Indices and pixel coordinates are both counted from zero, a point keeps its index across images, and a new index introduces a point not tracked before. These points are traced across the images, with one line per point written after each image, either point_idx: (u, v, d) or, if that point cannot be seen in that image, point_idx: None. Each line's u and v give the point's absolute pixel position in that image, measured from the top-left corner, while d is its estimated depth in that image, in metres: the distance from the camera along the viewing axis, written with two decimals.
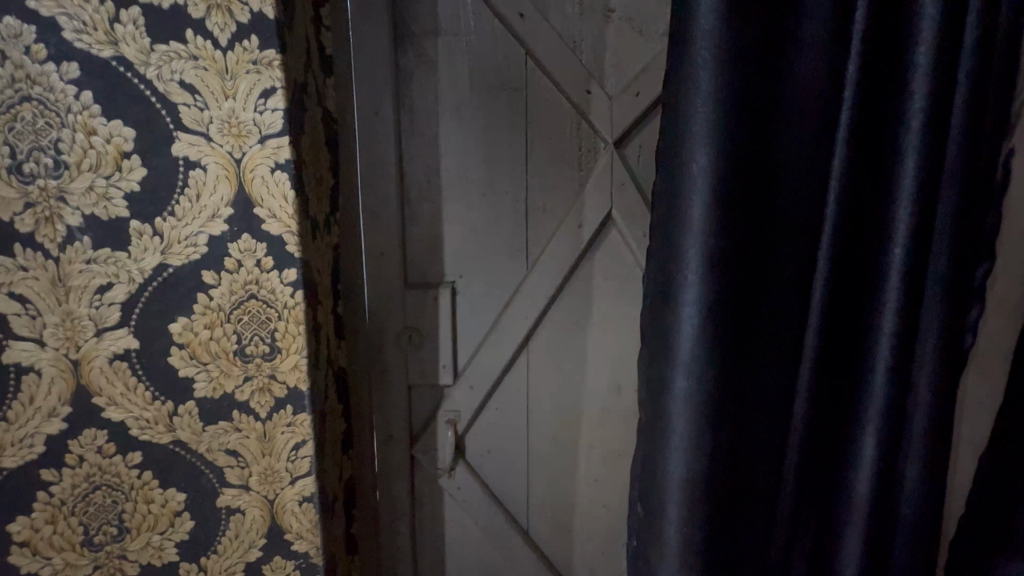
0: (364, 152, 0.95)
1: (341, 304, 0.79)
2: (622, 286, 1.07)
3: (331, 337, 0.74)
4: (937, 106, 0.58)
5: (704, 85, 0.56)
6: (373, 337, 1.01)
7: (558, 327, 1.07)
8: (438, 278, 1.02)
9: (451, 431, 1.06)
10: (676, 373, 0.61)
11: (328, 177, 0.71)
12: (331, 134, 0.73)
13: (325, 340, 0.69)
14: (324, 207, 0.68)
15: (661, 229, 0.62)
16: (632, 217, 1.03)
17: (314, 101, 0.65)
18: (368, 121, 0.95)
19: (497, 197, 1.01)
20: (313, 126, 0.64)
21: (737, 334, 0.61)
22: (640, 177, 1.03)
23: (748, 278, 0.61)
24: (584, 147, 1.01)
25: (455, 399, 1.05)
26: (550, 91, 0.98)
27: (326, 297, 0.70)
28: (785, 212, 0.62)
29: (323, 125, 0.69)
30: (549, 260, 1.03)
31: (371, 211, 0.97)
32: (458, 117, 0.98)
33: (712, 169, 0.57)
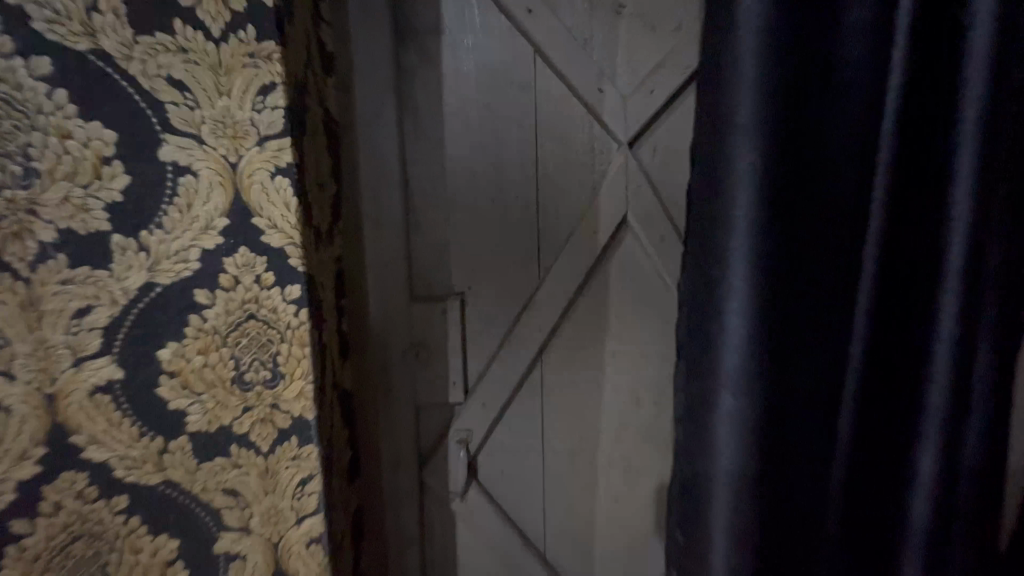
0: (365, 158, 0.90)
1: (346, 320, 0.74)
2: (640, 293, 1.03)
3: (336, 357, 0.68)
4: (998, 95, 0.54)
5: (748, 74, 0.51)
6: (379, 354, 0.94)
7: (572, 337, 1.03)
8: (447, 289, 0.96)
9: (463, 451, 0.99)
10: (722, 389, 0.56)
11: (330, 183, 0.66)
12: (333, 137, 0.67)
13: (330, 358, 0.63)
14: (326, 217, 0.63)
15: (700, 235, 0.57)
16: (648, 221, 0.99)
17: (316, 103, 0.60)
18: (369, 124, 0.89)
19: (509, 202, 0.96)
20: (315, 128, 0.59)
21: (788, 342, 0.56)
22: (657, 179, 0.99)
23: (799, 281, 0.56)
24: (597, 149, 0.97)
25: (468, 418, 0.99)
26: (561, 92, 0.95)
27: (330, 314, 0.64)
28: (833, 208, 0.57)
29: (325, 128, 0.64)
30: (564, 268, 0.99)
31: (374, 219, 0.91)
32: (467, 120, 0.93)
33: (758, 166, 0.52)
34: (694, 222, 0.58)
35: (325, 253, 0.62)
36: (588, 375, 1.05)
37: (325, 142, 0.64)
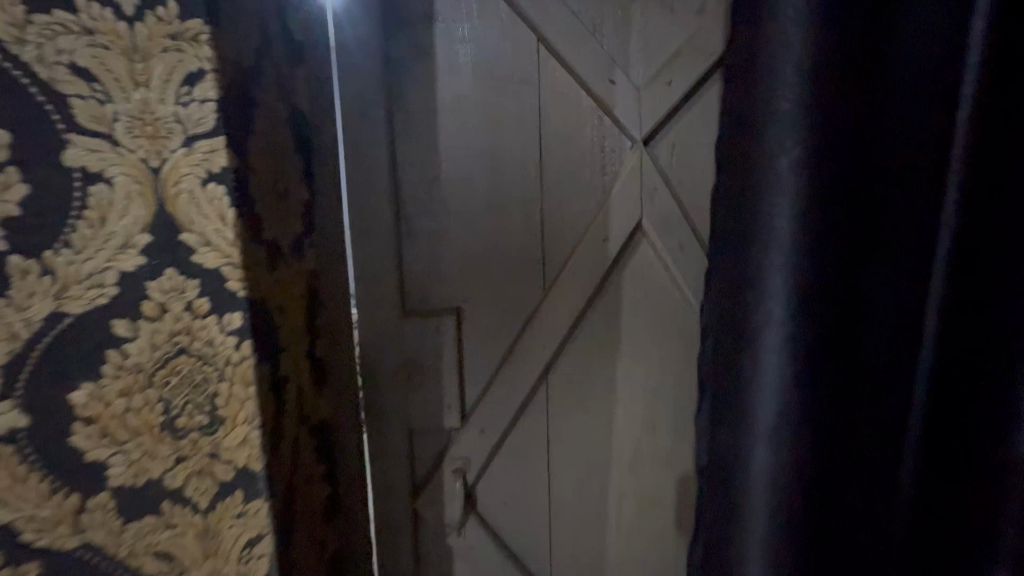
0: (351, 162, 0.82)
1: (319, 342, 0.65)
2: (656, 306, 0.94)
3: (305, 386, 0.60)
4: None
5: (790, 65, 0.44)
6: (368, 375, 0.86)
7: (581, 355, 0.93)
8: (440, 303, 0.87)
9: (459, 482, 0.91)
10: (755, 433, 0.48)
11: (297, 189, 0.57)
12: (302, 139, 0.59)
13: (292, 390, 0.55)
14: (286, 228, 0.54)
15: (731, 252, 0.50)
16: (665, 226, 0.91)
17: (274, 98, 0.52)
18: (355, 123, 0.81)
19: (509, 208, 0.88)
20: (271, 127, 0.51)
21: (834, 376, 0.47)
22: (674, 181, 0.91)
23: (845, 303, 0.47)
24: (607, 148, 0.89)
25: (464, 444, 0.90)
26: (567, 86, 0.86)
27: (295, 339, 0.56)
28: (879, 216, 0.50)
29: (289, 129, 0.56)
30: (571, 280, 0.90)
31: (361, 228, 0.83)
32: (463, 119, 0.85)
33: (801, 172, 0.45)
34: (725, 237, 0.52)
35: (286, 269, 0.54)
36: (598, 397, 0.95)
37: (288, 142, 0.55)
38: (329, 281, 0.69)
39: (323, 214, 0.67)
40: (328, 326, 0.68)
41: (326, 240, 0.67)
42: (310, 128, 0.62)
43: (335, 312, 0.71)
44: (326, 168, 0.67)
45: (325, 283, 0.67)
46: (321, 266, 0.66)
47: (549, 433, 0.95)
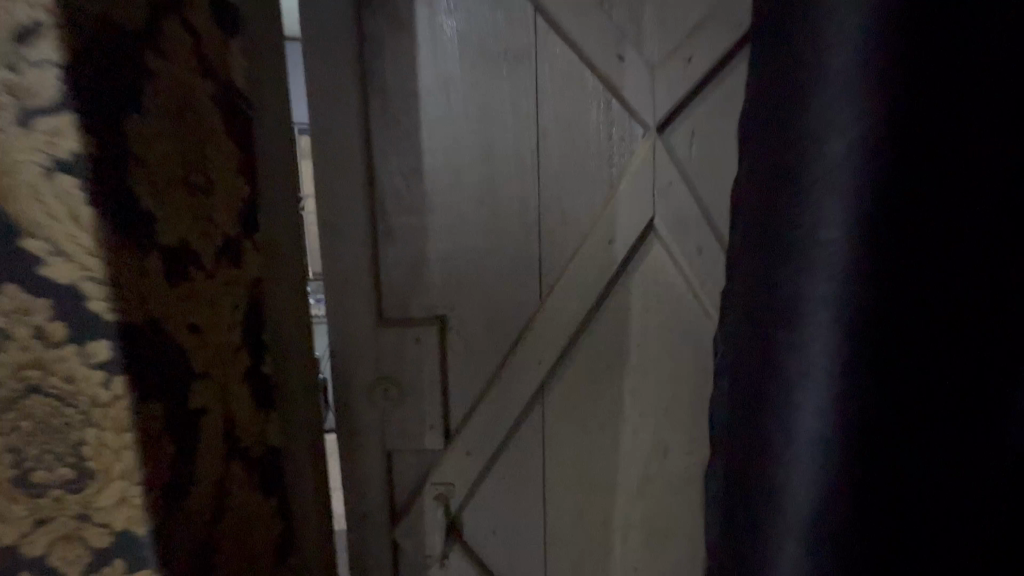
0: (320, 152, 0.72)
1: (263, 363, 0.56)
2: (669, 318, 0.82)
3: (240, 414, 0.51)
4: None
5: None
6: (340, 392, 0.77)
7: (582, 371, 0.82)
8: (422, 312, 0.78)
9: (442, 510, 0.81)
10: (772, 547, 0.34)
11: (226, 183, 0.48)
12: (236, 124, 0.50)
13: (218, 423, 0.46)
14: (207, 231, 0.45)
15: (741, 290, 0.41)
16: (682, 226, 0.78)
17: (188, 72, 0.42)
18: (324, 108, 0.71)
19: (500, 205, 0.77)
20: (183, 107, 0.42)
21: (885, 424, 0.32)
22: (693, 174, 0.79)
23: (905, 318, 0.31)
24: (614, 135, 0.77)
25: (448, 470, 0.81)
26: (568, 64, 0.75)
27: (222, 362, 0.47)
28: (971, 187, 0.33)
29: (214, 111, 0.47)
30: (570, 288, 0.78)
31: (332, 227, 0.74)
32: (448, 102, 0.74)
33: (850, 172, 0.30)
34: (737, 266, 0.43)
35: (208, 281, 0.45)
36: (602, 419, 0.84)
37: (216, 129, 0.47)
38: (277, 291, 0.59)
39: (267, 213, 0.57)
40: (276, 342, 0.59)
41: (273, 243, 0.58)
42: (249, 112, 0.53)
43: (288, 329, 0.61)
44: (277, 159, 0.57)
45: (270, 293, 0.58)
46: (265, 274, 0.57)
47: (544, 459, 0.84)
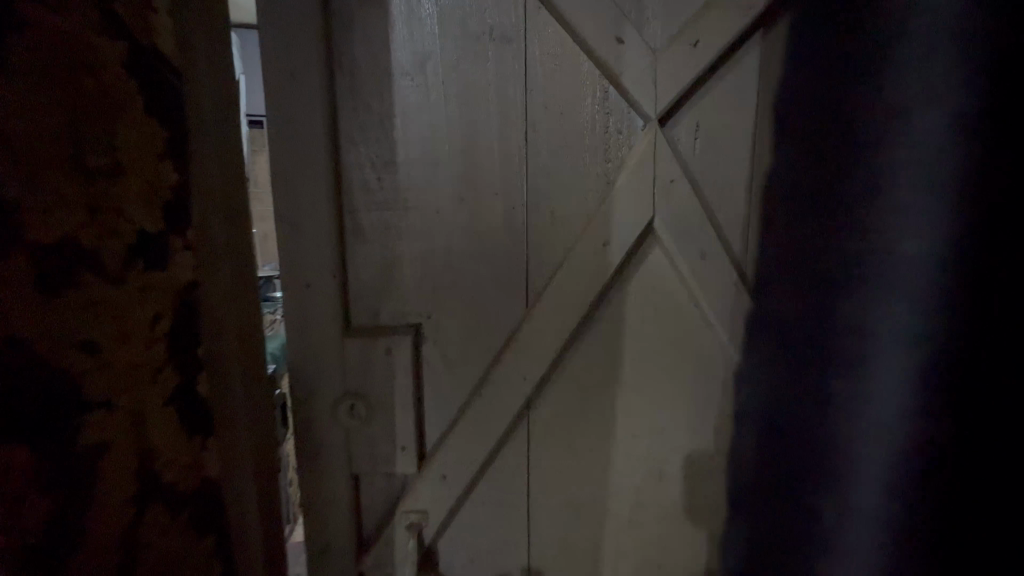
0: (278, 139, 0.64)
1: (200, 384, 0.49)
2: (668, 329, 0.75)
3: (166, 446, 0.44)
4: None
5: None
6: (301, 408, 0.69)
7: (572, 387, 0.75)
8: (394, 320, 0.70)
9: (415, 539, 0.73)
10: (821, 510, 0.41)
11: (145, 179, 0.41)
12: (168, 117, 0.44)
13: (123, 456, 0.39)
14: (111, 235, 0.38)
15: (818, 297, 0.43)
16: (684, 229, 0.71)
17: (97, 51, 0.37)
18: (283, 89, 0.63)
19: (483, 202, 0.69)
20: (68, 80, 0.35)
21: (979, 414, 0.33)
22: (696, 173, 0.72)
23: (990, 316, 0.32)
24: (612, 128, 0.69)
25: (423, 495, 0.73)
26: (561, 47, 0.67)
27: (134, 385, 0.40)
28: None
29: (135, 98, 0.40)
30: (560, 296, 0.71)
31: (292, 224, 0.65)
32: (426, 86, 0.66)
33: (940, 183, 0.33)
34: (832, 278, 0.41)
35: (110, 288, 0.38)
36: (593, 439, 0.77)
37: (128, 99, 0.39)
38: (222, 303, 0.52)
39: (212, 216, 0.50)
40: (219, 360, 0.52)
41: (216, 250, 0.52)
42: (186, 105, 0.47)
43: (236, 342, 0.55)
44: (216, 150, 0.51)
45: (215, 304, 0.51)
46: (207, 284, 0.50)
47: (529, 482, 0.76)
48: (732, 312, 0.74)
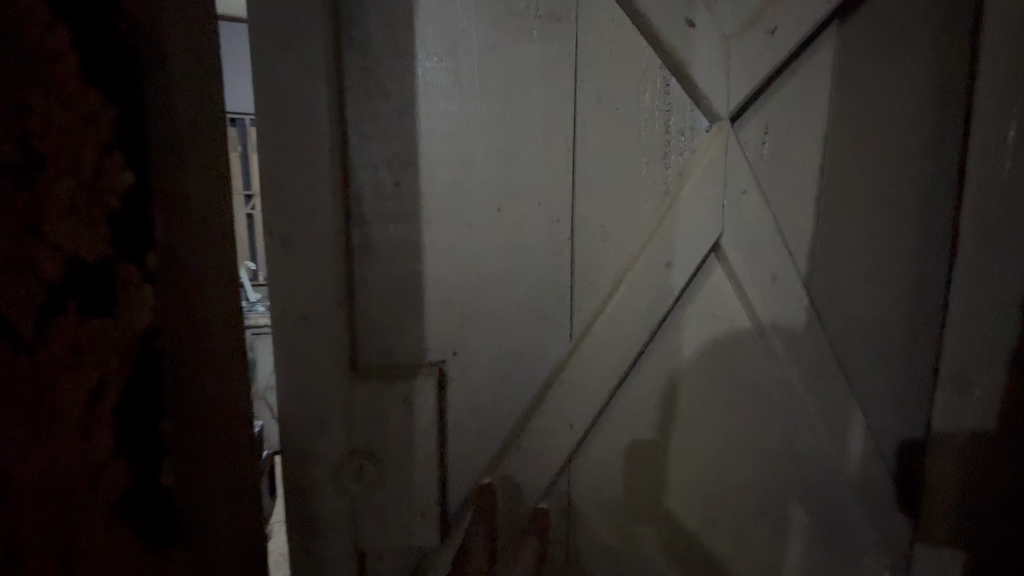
0: (264, 126, 0.48)
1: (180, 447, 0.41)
2: (729, 362, 0.65)
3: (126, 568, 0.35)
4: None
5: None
6: (291, 474, 0.54)
7: (621, 432, 0.63)
8: (415, 357, 0.56)
9: None
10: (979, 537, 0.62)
11: (78, 223, 0.32)
12: (127, 141, 0.35)
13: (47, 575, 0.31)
14: (36, 299, 0.30)
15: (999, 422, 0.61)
16: (754, 246, 0.61)
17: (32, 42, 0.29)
18: (269, 59, 0.48)
19: (523, 213, 0.57)
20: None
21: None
22: (765, 182, 0.62)
23: None
24: (674, 128, 0.59)
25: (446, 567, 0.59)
26: (617, 29, 0.56)
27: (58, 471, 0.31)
28: None
29: (93, 124, 0.32)
30: (613, 327, 0.59)
31: (283, 238, 0.50)
32: (456, 69, 0.53)
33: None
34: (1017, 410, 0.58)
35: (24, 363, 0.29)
36: (643, 489, 0.66)
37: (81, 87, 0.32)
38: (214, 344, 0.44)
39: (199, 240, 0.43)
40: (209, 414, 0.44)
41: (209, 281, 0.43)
42: (166, 113, 0.40)
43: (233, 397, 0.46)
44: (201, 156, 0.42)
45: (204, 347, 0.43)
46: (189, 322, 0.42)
47: (569, 544, 0.65)
48: (800, 340, 0.65)
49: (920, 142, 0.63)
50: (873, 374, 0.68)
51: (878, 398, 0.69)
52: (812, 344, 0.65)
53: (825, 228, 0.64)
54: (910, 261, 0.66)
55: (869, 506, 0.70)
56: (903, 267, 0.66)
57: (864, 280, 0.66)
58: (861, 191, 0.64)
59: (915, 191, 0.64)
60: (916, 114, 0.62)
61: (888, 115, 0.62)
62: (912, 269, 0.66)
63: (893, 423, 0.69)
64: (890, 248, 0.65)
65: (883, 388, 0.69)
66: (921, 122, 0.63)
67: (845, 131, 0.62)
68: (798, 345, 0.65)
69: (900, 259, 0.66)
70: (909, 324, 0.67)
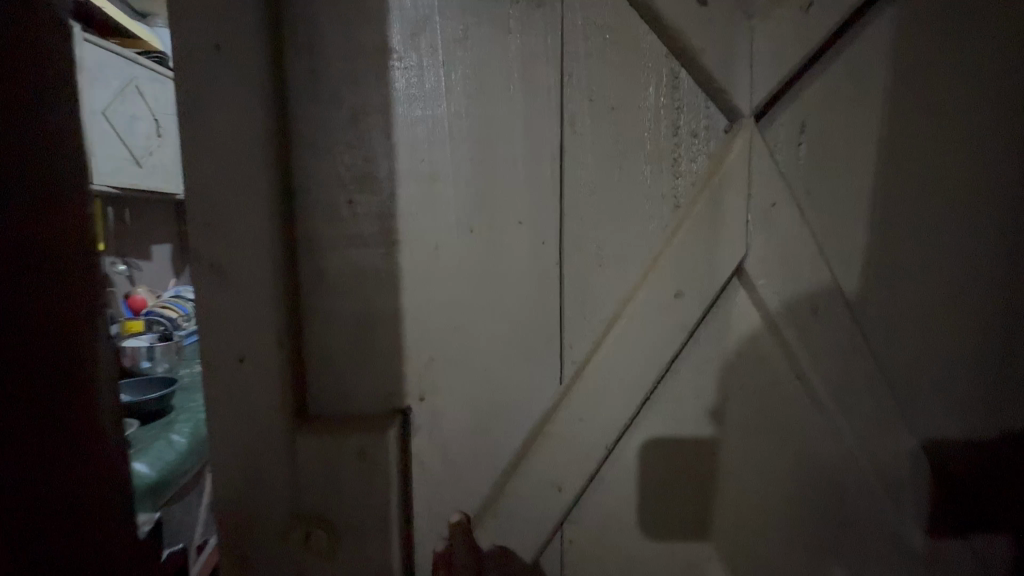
0: (191, 140, 0.41)
1: (79, 412, 0.46)
2: (760, 411, 0.54)
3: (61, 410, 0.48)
4: None
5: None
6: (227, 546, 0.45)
7: (628, 492, 0.53)
8: (372, 404, 0.48)
9: None
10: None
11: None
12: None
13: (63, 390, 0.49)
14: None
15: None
16: (790, 267, 0.50)
17: None
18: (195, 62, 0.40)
19: (500, 233, 0.48)
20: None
21: None
22: (802, 190, 0.51)
23: None
24: (685, 129, 0.49)
25: None
26: (611, 14, 0.47)
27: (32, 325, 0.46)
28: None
29: None
30: (615, 367, 0.49)
31: (215, 271, 0.42)
32: (418, 66, 0.45)
33: None
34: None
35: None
36: (658, 560, 0.55)
37: None
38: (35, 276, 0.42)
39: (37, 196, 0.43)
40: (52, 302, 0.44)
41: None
42: None
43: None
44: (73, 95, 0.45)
45: (37, 284, 0.42)
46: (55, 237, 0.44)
47: None
48: (853, 382, 0.53)
49: (990, 137, 0.52)
50: (945, 420, 0.56)
51: (950, 453, 0.56)
52: (864, 387, 0.53)
53: (878, 244, 0.53)
54: (987, 283, 0.54)
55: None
56: (980, 290, 0.54)
57: (929, 308, 0.54)
58: (923, 199, 0.52)
59: (991, 198, 0.52)
60: (987, 105, 0.51)
61: (951, 104, 0.51)
62: (988, 292, 0.54)
63: (975, 481, 0.56)
64: (964, 266, 0.53)
65: (957, 438, 0.56)
66: (991, 113, 0.51)
67: (903, 125, 0.51)
68: (848, 388, 0.53)
69: (976, 280, 0.54)
70: (984, 358, 0.55)
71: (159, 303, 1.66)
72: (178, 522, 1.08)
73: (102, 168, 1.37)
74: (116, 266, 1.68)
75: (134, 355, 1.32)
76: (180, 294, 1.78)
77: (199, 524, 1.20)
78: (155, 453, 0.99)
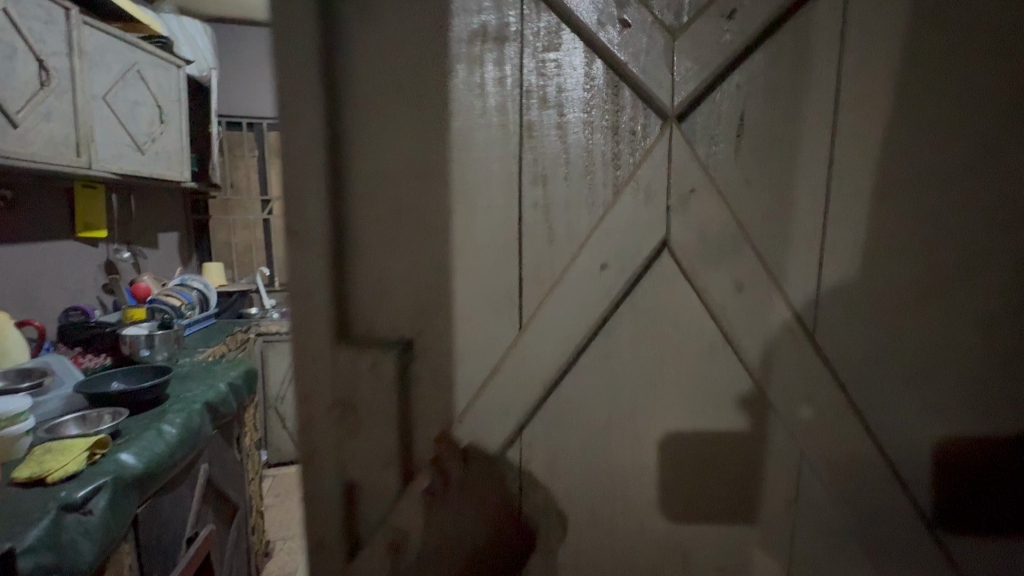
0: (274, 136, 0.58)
1: None
2: (684, 348, 0.68)
3: None
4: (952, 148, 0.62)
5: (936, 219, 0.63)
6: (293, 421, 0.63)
7: (578, 404, 0.69)
8: (385, 333, 0.65)
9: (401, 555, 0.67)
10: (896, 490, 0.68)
11: None
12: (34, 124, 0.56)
13: None
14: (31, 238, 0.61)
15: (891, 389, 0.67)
16: (706, 235, 0.63)
17: None
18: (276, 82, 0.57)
19: (475, 214, 0.64)
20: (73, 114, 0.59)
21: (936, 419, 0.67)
22: (717, 174, 0.64)
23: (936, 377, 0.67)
24: (622, 131, 0.62)
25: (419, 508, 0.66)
26: (560, 43, 0.61)
27: None
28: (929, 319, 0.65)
29: None
30: (564, 312, 0.64)
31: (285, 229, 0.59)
32: (413, 85, 0.61)
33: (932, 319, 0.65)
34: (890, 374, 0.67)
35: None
36: (609, 468, 0.70)
37: None
38: None
39: None
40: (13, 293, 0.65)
41: None
42: None
43: None
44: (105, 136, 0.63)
45: None
46: None
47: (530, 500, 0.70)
48: (766, 328, 0.65)
49: (873, 130, 0.63)
50: (842, 360, 0.67)
51: (856, 393, 0.67)
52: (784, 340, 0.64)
53: (780, 217, 0.66)
54: (874, 248, 0.65)
55: (854, 506, 0.68)
56: (866, 256, 0.66)
57: (832, 275, 0.66)
58: (817, 185, 0.64)
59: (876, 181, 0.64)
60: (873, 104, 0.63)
61: (841, 104, 0.63)
62: (874, 258, 0.66)
63: (857, 401, 0.68)
64: (854, 237, 0.65)
65: (850, 380, 0.67)
66: (886, 107, 0.62)
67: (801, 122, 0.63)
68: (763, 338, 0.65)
69: (864, 248, 0.66)
70: (872, 313, 0.66)
71: (164, 293, 2.49)
72: (168, 515, 1.41)
73: (36, 144, 1.61)
74: (118, 255, 2.53)
75: (136, 344, 1.84)
76: (185, 285, 2.67)
77: (187, 520, 1.51)
78: (147, 444, 1.29)
